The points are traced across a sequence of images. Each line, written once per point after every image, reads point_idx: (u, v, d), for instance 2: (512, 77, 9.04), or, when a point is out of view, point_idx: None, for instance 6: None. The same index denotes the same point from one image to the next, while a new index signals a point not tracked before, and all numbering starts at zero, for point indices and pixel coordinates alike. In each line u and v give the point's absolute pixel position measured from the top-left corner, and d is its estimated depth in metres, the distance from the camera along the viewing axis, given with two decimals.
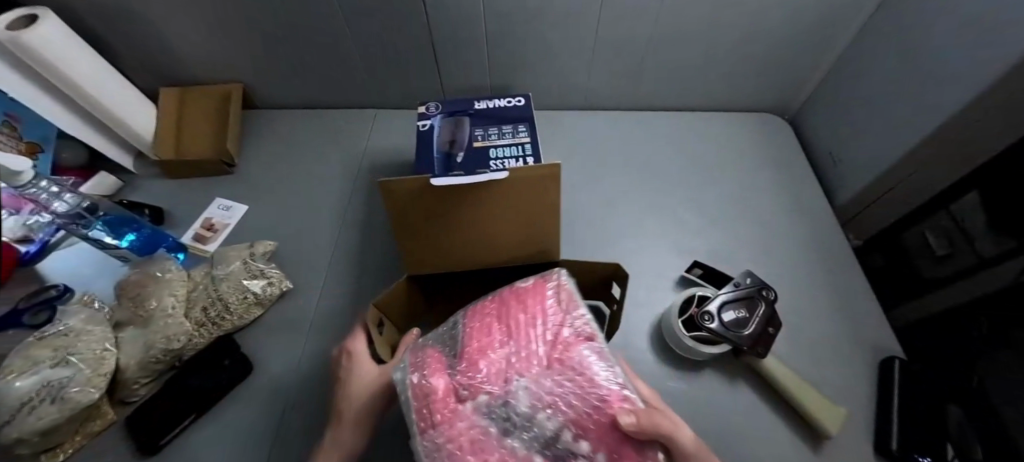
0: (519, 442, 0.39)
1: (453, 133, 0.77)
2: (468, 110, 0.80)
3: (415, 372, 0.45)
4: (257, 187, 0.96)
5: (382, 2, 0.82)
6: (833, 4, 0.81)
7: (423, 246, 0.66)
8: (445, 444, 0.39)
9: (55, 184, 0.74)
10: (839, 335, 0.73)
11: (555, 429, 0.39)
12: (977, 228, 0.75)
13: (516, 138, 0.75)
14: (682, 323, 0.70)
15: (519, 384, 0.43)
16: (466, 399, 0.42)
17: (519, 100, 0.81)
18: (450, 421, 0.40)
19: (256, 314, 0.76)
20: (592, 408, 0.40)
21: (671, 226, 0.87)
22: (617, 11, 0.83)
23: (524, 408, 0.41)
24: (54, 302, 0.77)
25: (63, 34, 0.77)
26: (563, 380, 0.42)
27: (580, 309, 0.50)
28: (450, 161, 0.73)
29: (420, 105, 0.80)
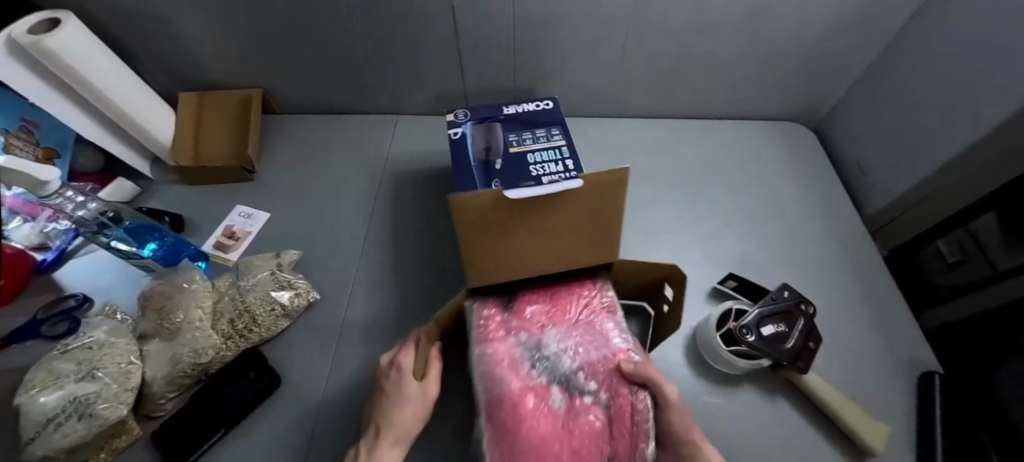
0: (547, 367, 0.61)
1: (486, 140, 0.76)
2: (498, 116, 0.79)
3: (484, 312, 0.67)
4: (279, 194, 0.95)
5: (411, 9, 0.81)
6: (864, 15, 0.81)
7: (482, 259, 0.63)
8: (495, 355, 0.61)
9: (81, 193, 0.75)
10: (876, 348, 0.73)
11: (573, 366, 0.61)
12: (992, 242, 0.77)
13: (552, 142, 0.73)
14: (719, 336, 0.69)
15: (553, 334, 0.65)
16: (515, 334, 0.65)
17: (548, 104, 0.82)
18: (501, 341, 0.64)
19: (284, 325, 0.74)
20: (603, 359, 0.62)
21: (699, 236, 0.87)
22: (647, 20, 0.83)
23: (555, 348, 0.63)
24: (73, 312, 0.75)
25: (85, 40, 0.75)
26: (586, 340, 0.64)
27: (609, 293, 0.71)
28: (489, 167, 0.71)
29: (448, 113, 0.79)
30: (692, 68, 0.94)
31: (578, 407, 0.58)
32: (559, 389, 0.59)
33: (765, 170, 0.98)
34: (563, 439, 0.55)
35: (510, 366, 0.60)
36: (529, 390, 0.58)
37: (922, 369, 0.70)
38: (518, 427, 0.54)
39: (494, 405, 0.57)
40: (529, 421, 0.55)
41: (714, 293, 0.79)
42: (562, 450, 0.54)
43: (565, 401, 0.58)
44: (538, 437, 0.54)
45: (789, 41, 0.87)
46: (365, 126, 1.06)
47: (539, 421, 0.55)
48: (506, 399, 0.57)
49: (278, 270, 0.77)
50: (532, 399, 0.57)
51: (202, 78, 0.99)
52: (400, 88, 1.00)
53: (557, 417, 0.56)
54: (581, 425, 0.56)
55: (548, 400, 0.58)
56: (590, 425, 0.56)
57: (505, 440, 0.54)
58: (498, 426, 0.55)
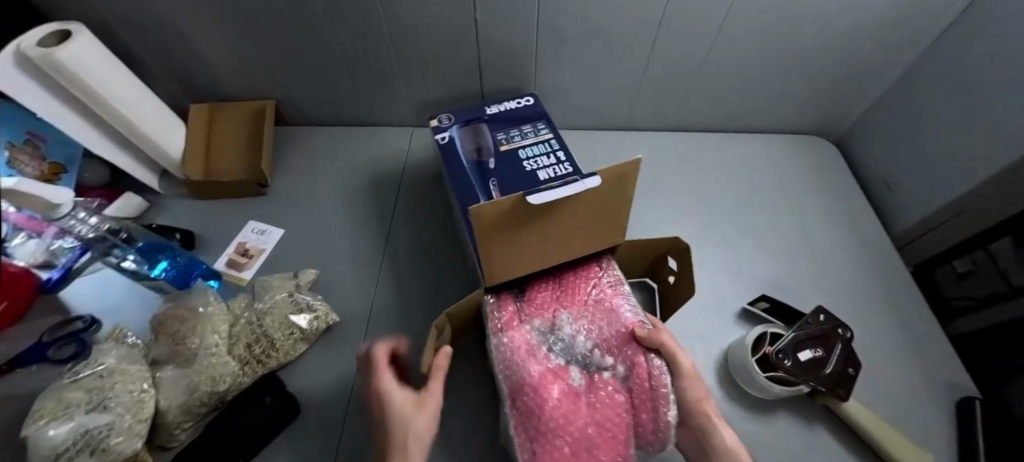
0: (563, 349, 0.60)
1: (475, 141, 0.74)
2: (482, 116, 0.77)
3: (496, 303, 0.65)
4: (293, 210, 0.92)
5: (434, 22, 0.80)
6: (890, 31, 0.81)
7: (500, 260, 0.60)
8: (511, 341, 0.59)
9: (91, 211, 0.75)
10: (912, 370, 0.71)
11: (589, 346, 0.60)
12: (1009, 259, 0.76)
13: (540, 136, 0.72)
14: (754, 361, 0.67)
15: (566, 316, 0.64)
16: (529, 321, 0.63)
17: (528, 99, 0.80)
18: (516, 328, 0.62)
19: (302, 349, 0.71)
20: (617, 333, 0.60)
21: (725, 254, 0.86)
22: (674, 35, 0.82)
23: (568, 331, 0.62)
24: (80, 334, 0.72)
25: (97, 51, 0.73)
26: (599, 317, 0.62)
27: (616, 270, 0.69)
28: (483, 168, 0.68)
29: (432, 119, 0.76)
30: (715, 84, 0.93)
31: (598, 384, 0.56)
32: (578, 369, 0.58)
33: (787, 185, 0.97)
34: (588, 416, 0.53)
35: (527, 352, 0.59)
36: (549, 372, 0.57)
37: (961, 395, 0.69)
38: (540, 406, 0.53)
39: (516, 392, 0.55)
40: (552, 400, 0.54)
41: (744, 314, 0.78)
42: (587, 425, 0.52)
43: (585, 379, 0.57)
44: (562, 416, 0.52)
45: (815, 56, 0.86)
46: (381, 140, 1.05)
47: (562, 400, 0.54)
48: (526, 382, 0.55)
49: (296, 291, 0.75)
50: (552, 380, 0.56)
51: (216, 88, 0.97)
52: (419, 102, 0.99)
53: (580, 396, 0.55)
54: (603, 399, 0.54)
55: (569, 380, 0.56)
56: (612, 398, 0.54)
57: (530, 422, 0.53)
58: (522, 411, 0.54)
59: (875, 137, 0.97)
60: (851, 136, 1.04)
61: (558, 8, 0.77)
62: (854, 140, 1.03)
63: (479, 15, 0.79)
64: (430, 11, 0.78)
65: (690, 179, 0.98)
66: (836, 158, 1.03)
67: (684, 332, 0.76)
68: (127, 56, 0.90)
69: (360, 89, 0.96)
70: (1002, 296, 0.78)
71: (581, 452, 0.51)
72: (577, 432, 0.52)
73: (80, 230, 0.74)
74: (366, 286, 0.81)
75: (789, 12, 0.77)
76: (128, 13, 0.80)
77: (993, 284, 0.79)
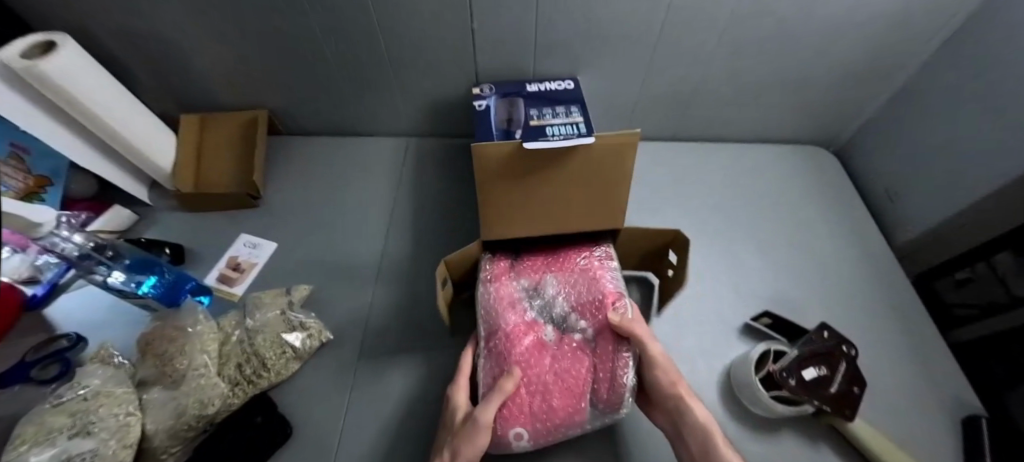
0: (542, 307, 0.65)
1: (508, 112, 0.80)
2: (521, 92, 0.83)
3: (491, 261, 0.71)
4: (287, 222, 0.90)
5: (432, 32, 0.79)
6: (890, 41, 0.80)
7: (494, 211, 0.64)
8: (494, 293, 0.66)
9: (66, 226, 0.70)
10: (918, 387, 0.70)
11: (565, 308, 0.65)
12: (1010, 269, 0.78)
13: (571, 118, 0.74)
14: (758, 380, 0.65)
15: (551, 280, 0.68)
16: (515, 279, 0.69)
17: (569, 84, 0.85)
18: (502, 284, 0.68)
19: (294, 368, 0.69)
20: (594, 302, 0.64)
21: (726, 266, 0.85)
22: (673, 47, 0.81)
23: (550, 293, 0.67)
24: (65, 353, 0.70)
25: (82, 62, 0.71)
26: (580, 285, 0.67)
27: (608, 248, 0.72)
28: (509, 136, 0.74)
29: (475, 87, 0.85)
30: (715, 94, 0.92)
31: (567, 343, 0.61)
32: (552, 328, 0.63)
33: (787, 196, 0.97)
34: (549, 367, 0.58)
35: (508, 303, 0.65)
36: (523, 325, 0.62)
37: (966, 412, 0.67)
38: (508, 353, 0.59)
39: (491, 335, 0.62)
40: (521, 349, 0.59)
41: (746, 329, 0.76)
42: (547, 376, 0.57)
43: (556, 336, 0.62)
44: (525, 363, 0.58)
45: (815, 66, 0.86)
46: (377, 150, 1.03)
47: (529, 350, 0.59)
48: (502, 329, 0.62)
49: (288, 309, 0.72)
50: (525, 331, 0.62)
51: (208, 98, 0.96)
52: (415, 112, 0.98)
53: (546, 349, 0.60)
54: (567, 357, 0.59)
55: (540, 334, 0.62)
56: (575, 358, 0.59)
57: (497, 363, 0.59)
58: (492, 352, 0.60)
59: (876, 148, 0.96)
60: (851, 146, 1.03)
61: (556, 19, 0.76)
62: (854, 150, 1.02)
63: (477, 25, 0.78)
64: (427, 21, 0.77)
65: (690, 189, 0.97)
66: (836, 168, 1.03)
67: (685, 347, 0.74)
68: (116, 66, 0.88)
69: (355, 99, 0.95)
70: (1003, 306, 0.80)
71: (536, 398, 0.56)
72: (537, 378, 0.57)
73: (63, 248, 0.69)
74: (359, 302, 0.79)
75: (789, 23, 0.76)
76: (117, 22, 0.78)
77: (993, 294, 0.81)
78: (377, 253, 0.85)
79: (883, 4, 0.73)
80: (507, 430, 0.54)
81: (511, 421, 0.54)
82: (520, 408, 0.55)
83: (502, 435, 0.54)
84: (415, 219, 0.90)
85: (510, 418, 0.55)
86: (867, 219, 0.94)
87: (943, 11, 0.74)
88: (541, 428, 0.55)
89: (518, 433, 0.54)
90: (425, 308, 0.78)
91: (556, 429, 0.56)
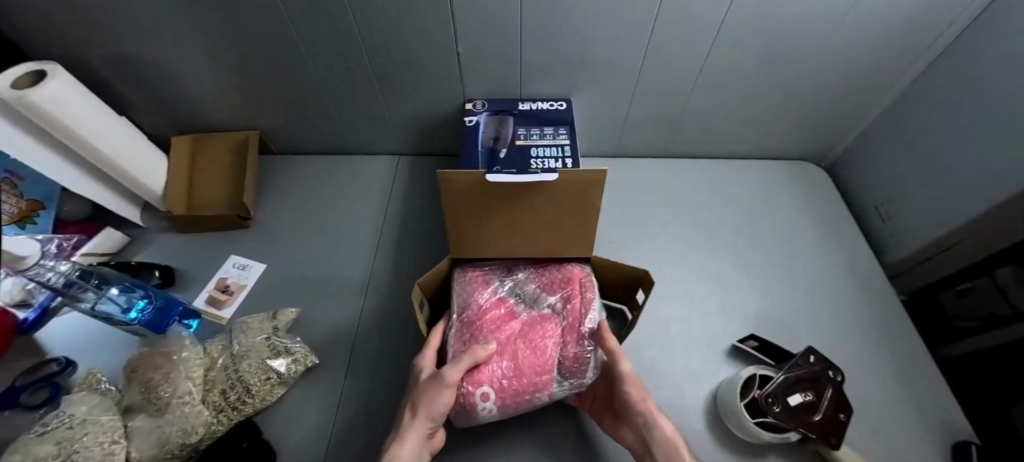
0: (513, 286, 0.66)
1: (497, 130, 0.79)
2: (513, 110, 0.84)
3: None
4: (277, 243, 0.91)
5: (420, 56, 0.80)
6: (877, 60, 0.80)
7: (466, 233, 0.65)
8: (467, 276, 0.68)
9: (54, 260, 0.73)
10: (910, 410, 0.69)
11: (536, 288, 0.66)
12: (1009, 281, 0.78)
13: (557, 140, 0.75)
14: (742, 405, 0.65)
15: (522, 267, 0.71)
16: (488, 265, 0.71)
17: (561, 105, 0.86)
18: (475, 269, 0.69)
19: (279, 393, 0.69)
20: (562, 281, 0.66)
21: (715, 286, 0.85)
22: (661, 69, 0.82)
23: (521, 276, 0.69)
24: (53, 378, 0.70)
25: (71, 89, 0.72)
26: (549, 269, 0.69)
27: None
28: (494, 155, 0.73)
29: (468, 103, 0.85)
30: (705, 112, 0.92)
31: (536, 314, 0.62)
32: (522, 304, 0.64)
33: (776, 213, 0.97)
34: (519, 332, 0.58)
35: (481, 282, 0.66)
36: (494, 299, 0.63)
37: (958, 436, 0.66)
38: (478, 322, 0.60)
39: (462, 308, 0.63)
40: (490, 318, 0.60)
41: (733, 351, 0.76)
42: (516, 341, 0.57)
43: (525, 309, 0.63)
44: (495, 329, 0.59)
45: (805, 84, 0.86)
46: (368, 168, 1.04)
47: (500, 319, 0.60)
48: (474, 301, 0.63)
49: (273, 334, 0.72)
50: (496, 303, 0.62)
51: (201, 119, 0.97)
52: (406, 131, 0.99)
53: (516, 317, 0.61)
54: (537, 324, 0.60)
55: (511, 307, 0.63)
56: (545, 325, 0.60)
57: (467, 330, 0.59)
58: (463, 321, 0.60)
59: (868, 164, 0.96)
60: (843, 162, 1.03)
61: (543, 42, 0.77)
62: (845, 166, 1.02)
63: (462, 49, 0.78)
64: (416, 45, 0.78)
65: (680, 207, 0.98)
66: (827, 184, 1.02)
67: (670, 369, 0.74)
68: (110, 89, 0.89)
69: (347, 120, 0.96)
70: (1004, 320, 0.80)
71: (505, 359, 0.55)
72: (506, 341, 0.57)
73: (49, 278, 0.70)
74: (346, 325, 0.78)
75: (778, 42, 0.76)
76: (113, 48, 0.80)
77: (994, 307, 0.82)
78: (366, 275, 0.85)
79: (871, 24, 0.73)
80: (474, 387, 0.53)
81: (479, 379, 0.54)
82: (489, 368, 0.54)
83: (468, 394, 0.53)
84: (405, 239, 0.90)
85: (478, 376, 0.54)
86: (858, 236, 0.93)
87: (931, 31, 0.74)
88: (508, 389, 0.54)
89: (485, 392, 0.53)
90: (411, 331, 0.77)
91: (522, 390, 0.55)
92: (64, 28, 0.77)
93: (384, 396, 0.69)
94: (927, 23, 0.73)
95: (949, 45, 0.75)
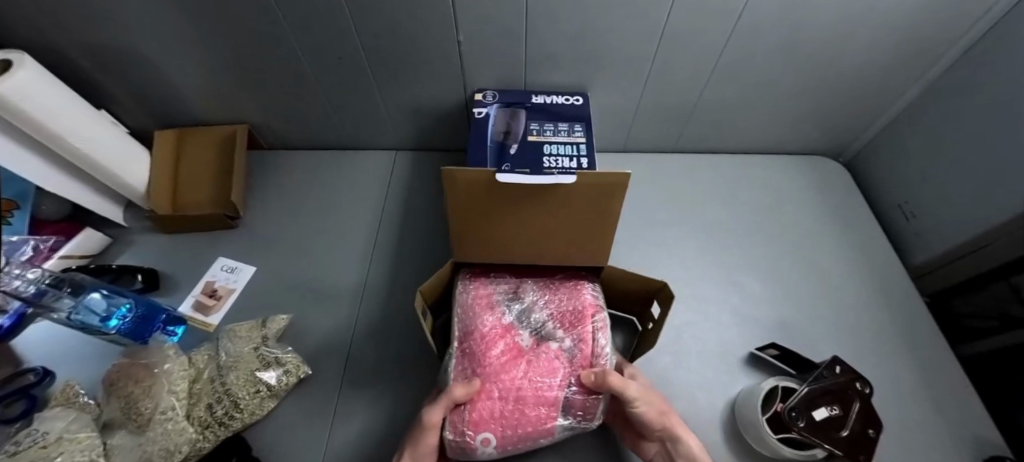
0: (521, 316, 0.61)
1: (507, 124, 0.75)
2: (525, 103, 0.78)
3: (471, 267, 0.68)
4: (267, 244, 0.86)
5: (416, 44, 0.74)
6: (906, 50, 0.75)
7: (473, 234, 0.60)
8: (471, 297, 0.62)
9: (15, 265, 0.67)
10: (935, 421, 0.66)
11: (545, 318, 0.61)
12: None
13: (572, 137, 0.70)
14: (764, 419, 0.60)
15: (531, 290, 0.65)
16: (493, 285, 0.65)
17: (577, 99, 0.80)
18: (479, 288, 0.64)
19: (271, 406, 0.65)
20: (574, 313, 0.61)
21: (731, 289, 0.81)
22: (675, 59, 0.76)
23: (529, 301, 0.63)
24: (29, 390, 0.65)
25: (42, 82, 0.67)
26: (561, 296, 0.64)
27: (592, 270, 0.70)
28: (504, 151, 0.69)
29: (477, 93, 0.79)
30: (720, 104, 0.87)
31: (544, 351, 0.57)
32: (528, 335, 0.59)
33: (790, 212, 0.93)
34: (524, 373, 0.54)
35: (485, 305, 0.61)
36: (499, 329, 0.58)
37: (988, 451, 0.63)
38: (481, 356, 0.56)
39: (465, 336, 0.58)
40: (495, 354, 0.56)
41: (751, 359, 0.72)
42: (521, 383, 0.53)
43: (533, 342, 0.58)
44: (498, 368, 0.54)
45: (825, 77, 0.81)
46: (363, 164, 0.99)
47: (504, 356, 0.56)
48: (477, 330, 0.58)
49: (263, 343, 0.68)
50: (501, 334, 0.58)
51: (185, 113, 0.91)
52: (402, 125, 0.93)
53: (522, 354, 0.56)
54: (545, 365, 0.55)
55: (516, 340, 0.58)
56: (553, 366, 0.55)
57: (468, 366, 0.55)
58: (465, 354, 0.56)
59: (890, 160, 0.91)
60: (863, 158, 0.98)
61: (550, 30, 0.71)
62: (866, 162, 0.98)
63: (463, 38, 0.73)
64: (409, 34, 0.72)
65: (693, 205, 0.93)
66: (846, 181, 0.98)
67: (684, 379, 0.69)
68: (86, 81, 0.84)
69: (340, 113, 0.90)
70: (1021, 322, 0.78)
71: (507, 405, 0.52)
72: (509, 384, 0.53)
73: (18, 288, 0.66)
74: (341, 332, 0.74)
75: (801, 31, 0.71)
76: (84, 38, 0.74)
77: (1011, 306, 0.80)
78: (361, 278, 0.81)
79: (899, 12, 0.68)
80: (474, 434, 0.51)
81: (479, 426, 0.51)
82: (490, 414, 0.52)
83: (468, 440, 0.51)
84: (402, 240, 0.86)
85: (480, 422, 0.51)
86: (879, 236, 0.89)
87: (964, 20, 0.69)
88: (509, 436, 0.52)
89: (485, 438, 0.51)
90: (409, 338, 0.73)
91: (525, 436, 0.53)
92: (27, 16, 0.71)
93: (381, 409, 0.65)
94: (961, 12, 0.67)
95: (982, 35, 0.69)
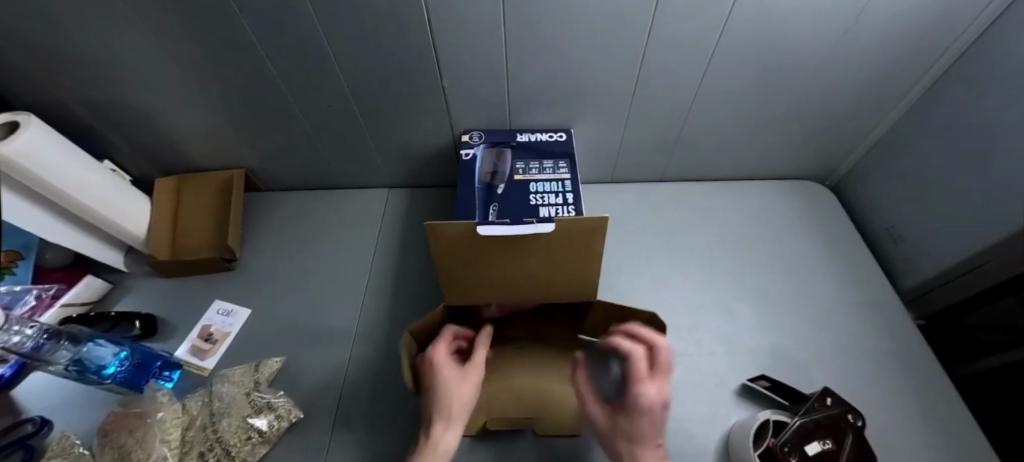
0: None
1: (494, 164, 0.77)
2: (510, 142, 0.81)
3: None
4: (264, 286, 0.88)
5: (404, 90, 0.78)
6: (875, 79, 0.77)
7: (460, 283, 0.62)
8: None
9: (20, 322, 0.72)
10: (934, 451, 0.65)
11: None
12: None
13: (557, 174, 0.73)
14: (758, 456, 0.59)
15: None
16: None
17: (561, 136, 0.82)
18: None
19: (262, 452, 0.65)
20: None
21: (722, 317, 0.81)
22: (654, 94, 0.80)
23: None
24: (27, 440, 0.66)
25: (41, 139, 0.70)
26: None
27: None
28: (491, 192, 0.71)
29: (464, 134, 0.82)
30: (703, 133, 0.90)
31: None
32: None
33: (779, 237, 0.93)
34: None
35: None
36: None
37: None
38: None
39: None
40: None
41: (744, 390, 0.71)
42: None
43: None
44: None
45: (801, 105, 0.83)
46: (358, 203, 1.01)
47: None
48: None
49: (256, 388, 0.69)
50: None
51: (185, 161, 0.95)
52: (394, 165, 0.96)
53: None
54: None
55: None
56: None
57: None
58: None
59: (875, 183, 0.92)
60: (848, 181, 0.99)
61: (531, 71, 0.75)
62: (851, 185, 0.99)
63: (447, 82, 0.76)
64: (399, 81, 0.76)
65: (681, 232, 0.94)
66: (832, 204, 0.99)
67: (678, 415, 0.69)
68: (93, 134, 0.88)
69: (334, 155, 0.93)
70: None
71: None
72: None
73: (20, 344, 0.69)
74: (332, 374, 0.75)
75: (776, 60, 0.74)
76: (93, 94, 0.79)
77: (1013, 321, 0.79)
78: (354, 318, 0.82)
79: (866, 44, 0.71)
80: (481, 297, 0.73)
81: None
82: None
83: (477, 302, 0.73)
84: (395, 279, 0.87)
85: None
86: (868, 258, 0.89)
87: (929, 50, 0.72)
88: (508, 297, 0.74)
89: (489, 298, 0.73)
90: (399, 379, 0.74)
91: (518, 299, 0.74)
92: (45, 79, 0.77)
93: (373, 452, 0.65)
94: (929, 40, 0.70)
95: (950, 57, 0.72)
